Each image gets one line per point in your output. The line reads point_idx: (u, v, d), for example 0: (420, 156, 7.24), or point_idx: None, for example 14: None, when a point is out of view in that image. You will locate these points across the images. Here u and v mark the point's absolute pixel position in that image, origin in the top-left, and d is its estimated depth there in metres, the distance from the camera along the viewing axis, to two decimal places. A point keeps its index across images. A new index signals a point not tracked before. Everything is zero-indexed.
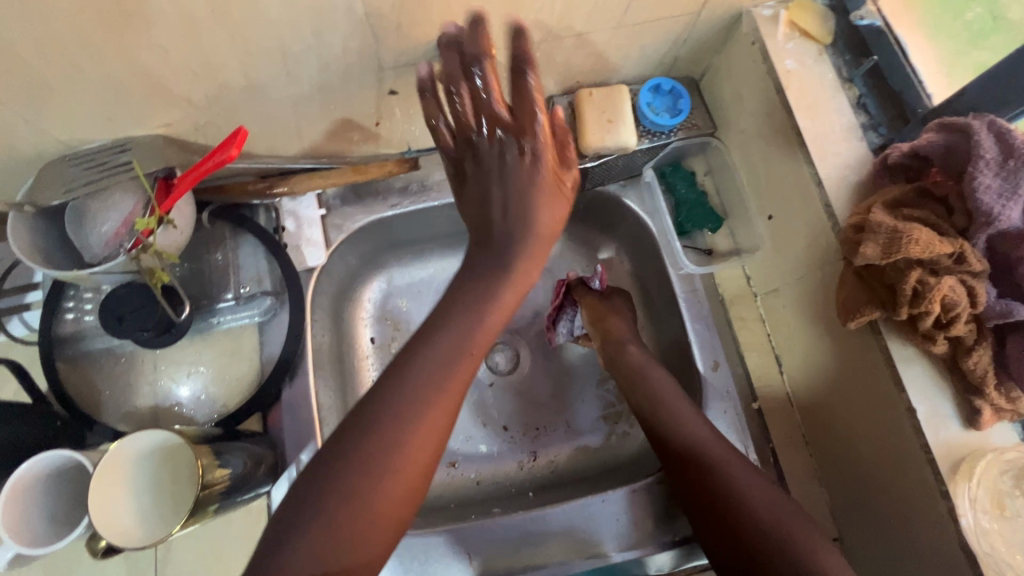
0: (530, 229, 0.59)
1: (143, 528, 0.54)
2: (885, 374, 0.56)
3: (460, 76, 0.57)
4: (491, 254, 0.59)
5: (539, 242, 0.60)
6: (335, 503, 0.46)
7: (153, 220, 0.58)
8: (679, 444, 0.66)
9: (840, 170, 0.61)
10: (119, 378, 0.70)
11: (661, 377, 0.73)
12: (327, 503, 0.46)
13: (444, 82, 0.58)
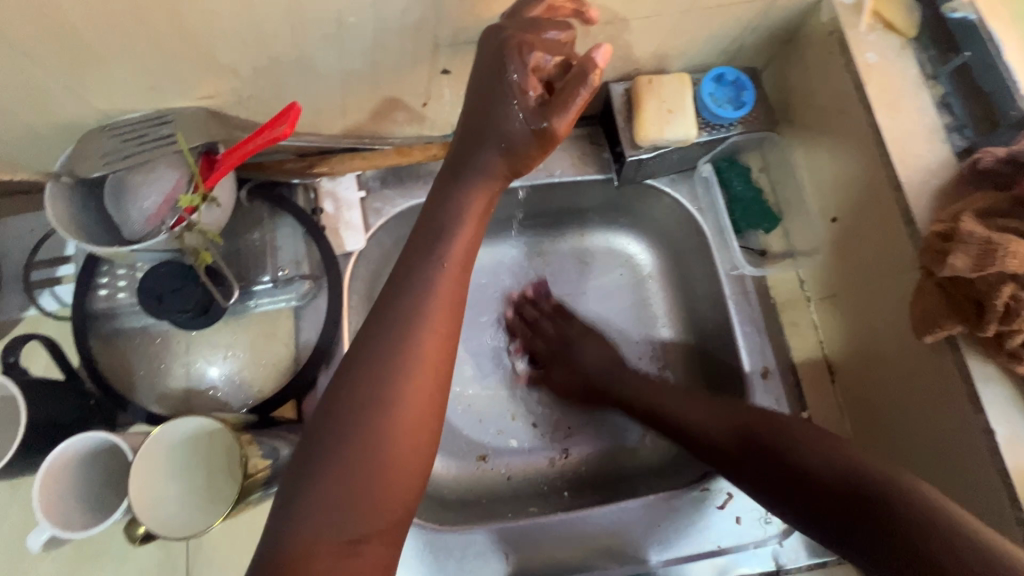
0: None
1: (182, 517, 0.52)
2: (962, 392, 0.53)
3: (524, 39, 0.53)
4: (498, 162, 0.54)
5: None
6: (340, 481, 0.43)
7: (197, 198, 0.56)
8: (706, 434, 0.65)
9: (922, 173, 0.57)
10: (151, 358, 0.68)
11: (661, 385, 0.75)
12: (331, 480, 0.43)
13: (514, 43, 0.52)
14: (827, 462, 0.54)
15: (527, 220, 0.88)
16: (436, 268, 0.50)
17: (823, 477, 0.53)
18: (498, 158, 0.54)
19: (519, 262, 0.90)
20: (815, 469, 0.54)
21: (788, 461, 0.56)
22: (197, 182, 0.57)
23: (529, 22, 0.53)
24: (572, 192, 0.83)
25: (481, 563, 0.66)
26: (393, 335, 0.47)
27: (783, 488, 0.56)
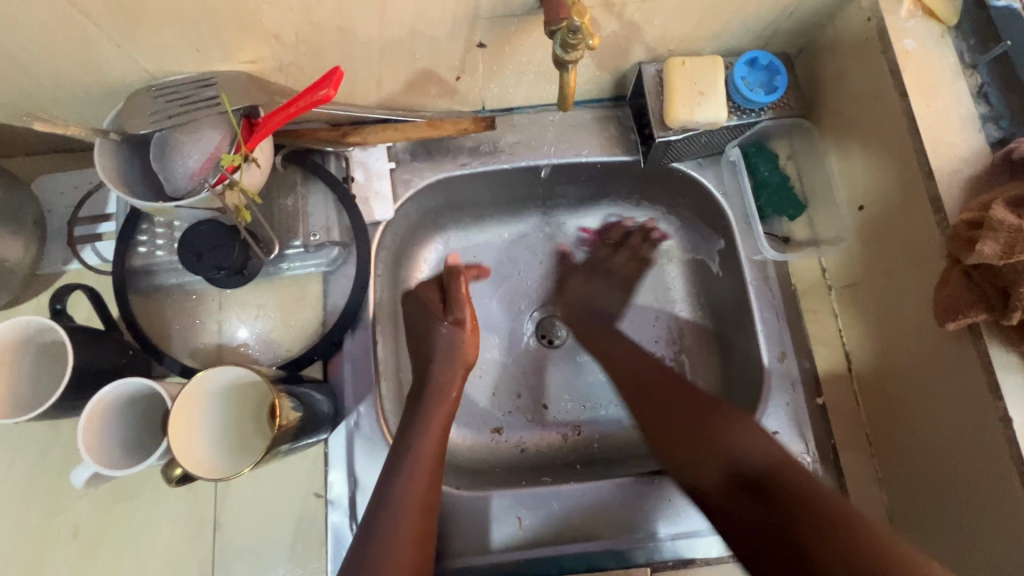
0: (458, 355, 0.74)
1: (224, 464, 0.56)
2: (981, 381, 0.54)
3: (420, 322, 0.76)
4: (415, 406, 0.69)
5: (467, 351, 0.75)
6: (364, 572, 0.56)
7: (238, 158, 0.57)
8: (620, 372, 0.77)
9: (954, 162, 0.57)
10: (187, 315, 0.71)
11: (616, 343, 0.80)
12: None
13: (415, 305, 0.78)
14: (761, 453, 0.61)
15: (550, 200, 0.89)
16: (407, 463, 0.62)
17: (746, 466, 0.61)
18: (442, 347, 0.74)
19: (535, 232, 0.92)
20: (748, 460, 0.61)
21: (728, 450, 0.63)
22: (240, 142, 0.58)
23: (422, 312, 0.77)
24: (597, 173, 0.84)
25: (496, 525, 0.69)
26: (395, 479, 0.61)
27: (698, 469, 0.64)
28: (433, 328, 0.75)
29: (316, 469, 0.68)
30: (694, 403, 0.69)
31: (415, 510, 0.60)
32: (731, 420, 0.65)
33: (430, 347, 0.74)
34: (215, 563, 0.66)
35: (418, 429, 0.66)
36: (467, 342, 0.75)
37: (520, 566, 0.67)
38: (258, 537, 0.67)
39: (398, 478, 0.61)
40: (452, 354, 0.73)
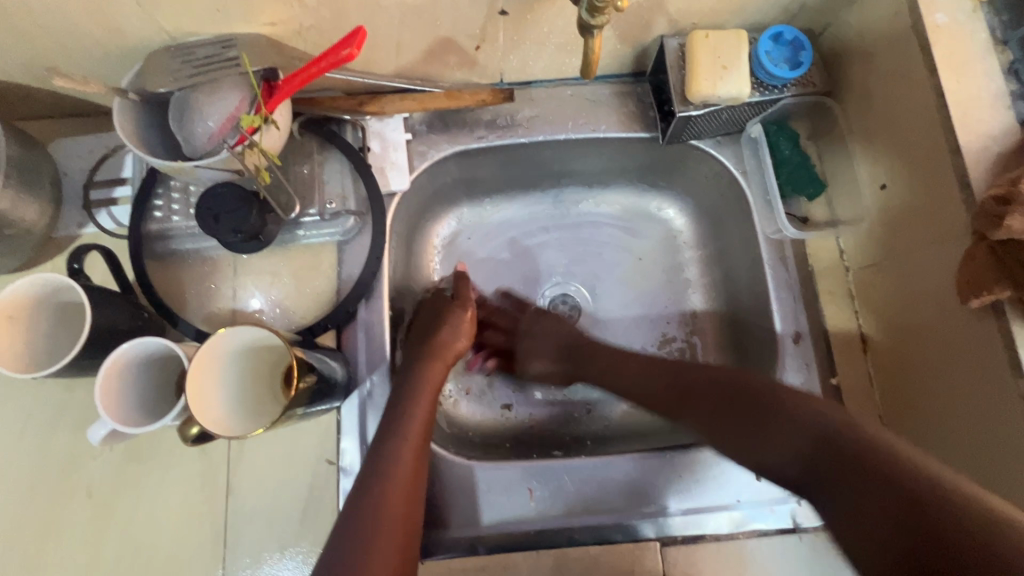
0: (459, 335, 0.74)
1: (239, 423, 0.55)
2: (1003, 359, 0.53)
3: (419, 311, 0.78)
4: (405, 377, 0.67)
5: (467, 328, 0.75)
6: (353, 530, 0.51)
7: (258, 118, 0.56)
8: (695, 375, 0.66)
9: (983, 139, 0.56)
10: (202, 281, 0.71)
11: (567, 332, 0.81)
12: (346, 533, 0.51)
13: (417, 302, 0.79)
14: (809, 429, 0.52)
15: (565, 178, 0.89)
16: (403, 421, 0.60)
17: (811, 451, 0.51)
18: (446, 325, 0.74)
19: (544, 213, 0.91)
20: (798, 443, 0.52)
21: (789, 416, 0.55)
22: (259, 103, 0.58)
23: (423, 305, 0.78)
24: (614, 150, 0.83)
25: (507, 496, 0.69)
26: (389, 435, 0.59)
27: (769, 451, 0.55)
28: (442, 307, 0.76)
29: (329, 437, 0.68)
30: (741, 387, 0.60)
31: (399, 502, 0.54)
32: (790, 401, 0.56)
33: (437, 323, 0.74)
34: (227, 527, 0.66)
35: (399, 408, 0.62)
36: (466, 327, 0.75)
37: (531, 537, 0.68)
38: (269, 503, 0.67)
39: (381, 470, 0.56)
40: (456, 333, 0.74)
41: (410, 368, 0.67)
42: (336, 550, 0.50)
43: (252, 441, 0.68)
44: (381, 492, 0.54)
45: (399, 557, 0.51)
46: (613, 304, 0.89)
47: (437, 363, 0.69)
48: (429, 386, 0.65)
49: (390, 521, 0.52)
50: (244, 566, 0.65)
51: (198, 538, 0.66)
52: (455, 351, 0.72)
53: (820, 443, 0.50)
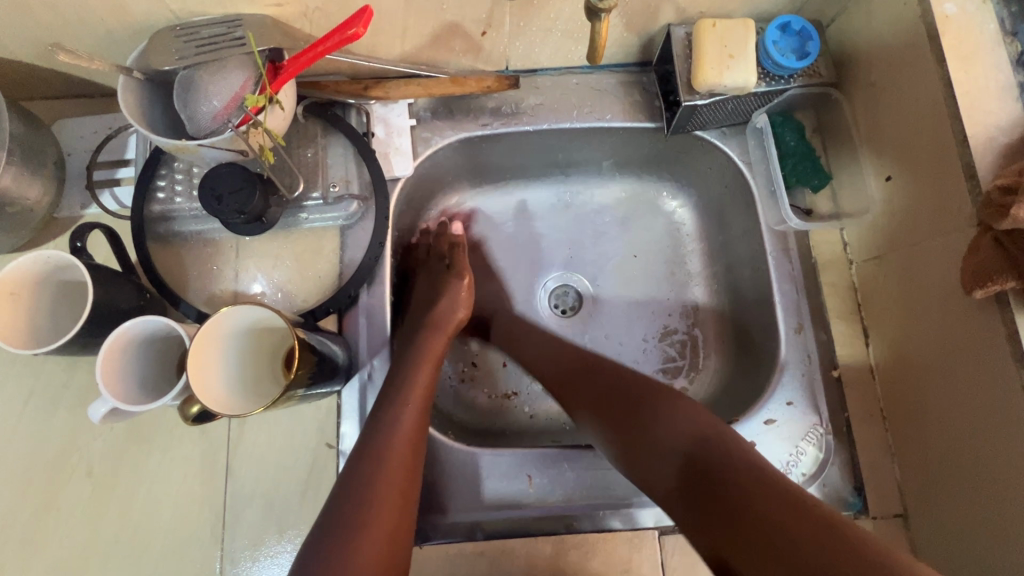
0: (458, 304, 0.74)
1: (236, 404, 0.55)
2: (1006, 350, 0.53)
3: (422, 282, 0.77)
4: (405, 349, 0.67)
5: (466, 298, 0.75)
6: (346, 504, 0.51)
7: (262, 98, 0.57)
8: (570, 362, 0.71)
9: (990, 130, 0.56)
10: (204, 262, 0.71)
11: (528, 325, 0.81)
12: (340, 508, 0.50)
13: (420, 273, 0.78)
14: (682, 433, 0.55)
15: (569, 168, 0.89)
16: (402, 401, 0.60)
17: (677, 446, 0.55)
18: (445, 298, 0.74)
19: (550, 199, 0.91)
20: (672, 440, 0.55)
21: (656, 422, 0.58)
22: (264, 84, 0.58)
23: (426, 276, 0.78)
24: (618, 139, 0.82)
25: (506, 483, 0.69)
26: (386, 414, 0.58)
27: (644, 455, 0.57)
28: (441, 276, 0.76)
29: (329, 421, 0.69)
30: (633, 385, 0.63)
31: (399, 466, 0.55)
32: (658, 399, 0.60)
33: (436, 294, 0.74)
34: (226, 509, 0.66)
35: (401, 376, 0.63)
36: (465, 296, 0.75)
37: (530, 523, 0.68)
38: (269, 486, 0.67)
39: (382, 433, 0.56)
40: (454, 303, 0.73)
41: (409, 341, 0.68)
42: (337, 506, 0.51)
43: (252, 424, 0.68)
44: (382, 456, 0.55)
45: (396, 520, 0.52)
46: (618, 289, 0.89)
47: (434, 336, 0.69)
48: (428, 357, 0.66)
49: (391, 482, 0.53)
50: (244, 548, 0.65)
51: (198, 520, 0.66)
52: (453, 321, 0.72)
53: (694, 438, 0.54)
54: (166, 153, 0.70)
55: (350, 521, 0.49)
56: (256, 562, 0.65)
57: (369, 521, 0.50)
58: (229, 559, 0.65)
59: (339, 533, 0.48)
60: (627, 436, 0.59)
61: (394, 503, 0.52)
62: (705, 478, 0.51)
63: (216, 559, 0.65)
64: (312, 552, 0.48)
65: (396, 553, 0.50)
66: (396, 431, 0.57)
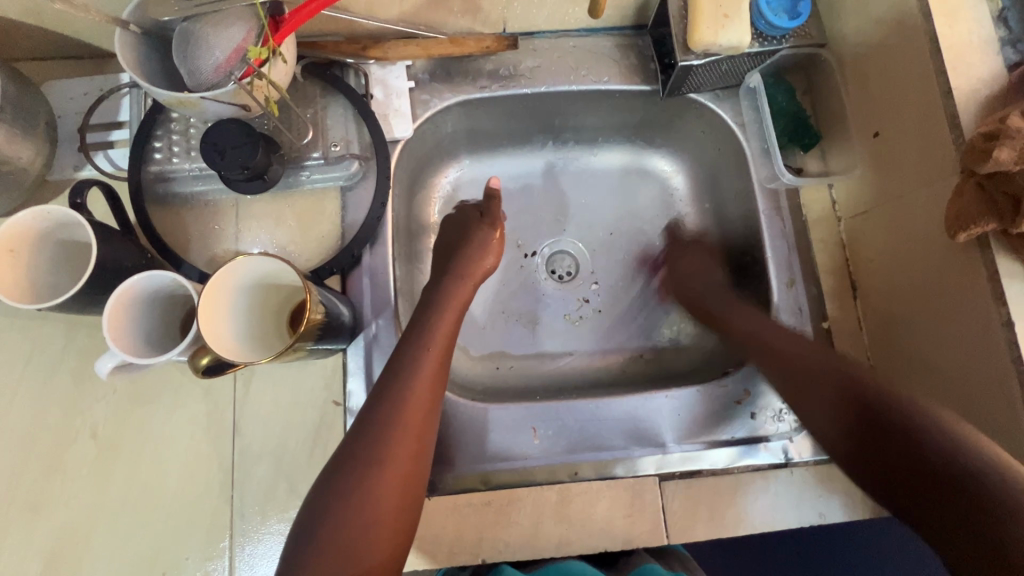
0: (486, 251, 0.75)
1: (245, 353, 0.55)
2: (986, 290, 0.56)
3: (452, 230, 0.79)
4: (431, 296, 0.69)
5: (498, 245, 0.77)
6: (359, 448, 0.54)
7: (265, 50, 0.56)
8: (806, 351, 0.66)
9: (972, 82, 0.58)
10: (205, 223, 0.71)
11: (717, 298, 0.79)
12: (355, 452, 0.53)
13: (451, 222, 0.80)
14: (872, 400, 0.59)
15: (567, 133, 0.90)
16: (422, 349, 0.61)
17: (861, 413, 0.59)
18: (486, 241, 0.76)
19: (565, 158, 0.93)
20: (868, 409, 0.59)
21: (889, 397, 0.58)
22: (267, 35, 0.57)
23: (457, 222, 0.79)
24: (614, 103, 0.84)
25: (512, 435, 0.70)
26: (405, 360, 0.59)
27: (844, 424, 0.60)
28: (472, 223, 0.78)
29: (336, 378, 0.69)
30: (842, 370, 0.63)
31: (415, 413, 0.56)
32: (866, 376, 0.61)
33: (466, 241, 0.76)
34: (234, 467, 0.67)
35: (430, 327, 0.64)
36: (495, 244, 0.76)
37: (535, 474, 0.70)
38: (276, 442, 0.68)
39: (401, 376, 0.58)
40: (484, 252, 0.75)
41: (437, 286, 0.70)
42: (351, 444, 0.54)
43: (258, 382, 0.69)
44: (394, 404, 0.56)
45: (410, 463, 0.55)
46: (616, 252, 0.91)
47: (463, 283, 0.71)
48: (455, 303, 0.68)
49: (406, 428, 0.55)
50: (252, 505, 0.66)
51: (206, 478, 0.66)
52: (484, 271, 0.74)
53: (849, 398, 0.61)
54: (163, 113, 0.69)
55: (363, 461, 0.53)
56: (266, 519, 0.66)
57: (382, 465, 0.53)
58: (238, 515, 0.66)
59: (353, 469, 0.52)
60: (848, 450, 0.60)
61: (407, 446, 0.55)
62: (889, 462, 0.56)
63: (225, 516, 0.66)
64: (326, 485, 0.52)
65: (409, 487, 0.54)
66: (419, 376, 0.58)
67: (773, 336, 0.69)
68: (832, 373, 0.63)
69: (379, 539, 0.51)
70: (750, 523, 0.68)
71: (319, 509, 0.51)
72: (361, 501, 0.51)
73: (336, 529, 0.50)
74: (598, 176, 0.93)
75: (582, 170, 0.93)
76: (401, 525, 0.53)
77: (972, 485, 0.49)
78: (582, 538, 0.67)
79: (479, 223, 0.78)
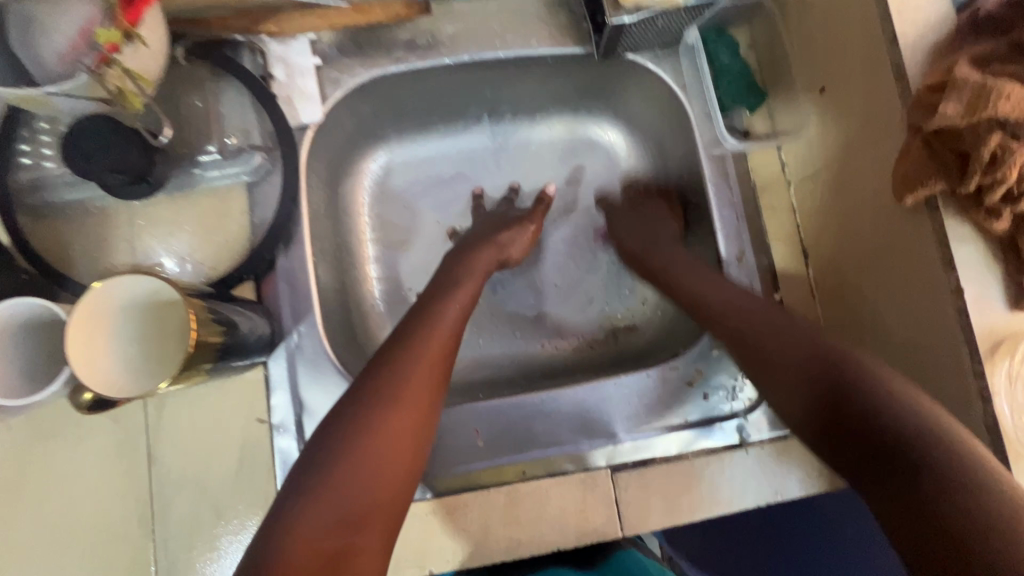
0: (514, 248, 0.71)
1: (132, 382, 0.49)
2: (934, 256, 0.53)
3: (491, 216, 0.76)
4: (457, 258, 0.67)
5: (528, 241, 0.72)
6: (385, 364, 0.51)
7: (119, 32, 0.48)
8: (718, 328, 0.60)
9: (919, 28, 0.53)
10: (90, 234, 0.62)
11: (677, 252, 0.70)
12: (381, 367, 0.51)
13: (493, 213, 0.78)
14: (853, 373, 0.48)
15: (501, 105, 0.83)
16: (452, 291, 0.61)
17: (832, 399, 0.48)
18: (519, 231, 0.72)
19: (505, 132, 0.86)
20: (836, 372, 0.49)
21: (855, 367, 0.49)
22: (117, 15, 0.49)
23: (499, 213, 0.76)
24: (547, 69, 0.77)
25: (456, 440, 0.66)
26: (429, 301, 0.60)
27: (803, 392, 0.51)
28: (512, 219, 0.74)
29: (257, 393, 0.64)
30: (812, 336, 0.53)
31: (440, 336, 0.55)
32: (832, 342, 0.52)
33: (502, 226, 0.72)
34: (152, 498, 0.61)
35: (438, 301, 0.59)
36: (528, 240, 0.72)
37: (483, 478, 0.66)
38: (199, 468, 0.62)
39: (410, 345, 0.53)
40: (517, 240, 0.71)
41: (462, 254, 0.68)
42: (348, 409, 0.48)
43: (171, 408, 0.63)
44: (421, 331, 0.55)
45: (433, 388, 0.52)
46: (562, 230, 0.85)
47: (489, 252, 0.68)
48: (479, 271, 0.66)
49: (432, 348, 0.54)
50: (176, 538, 0.61)
51: (122, 514, 0.61)
52: (501, 258, 0.69)
53: (802, 366, 0.51)
54: (24, 112, 0.59)
55: (372, 414, 0.48)
56: (193, 551, 0.61)
57: (408, 382, 0.50)
58: (161, 550, 0.61)
59: (349, 434, 0.46)
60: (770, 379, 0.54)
61: (410, 413, 0.49)
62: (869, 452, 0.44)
63: (148, 553, 0.61)
64: (317, 452, 0.46)
65: (427, 415, 0.51)
66: (425, 348, 0.54)
67: (735, 296, 0.60)
68: (781, 329, 0.55)
69: (398, 458, 0.47)
70: (705, 507, 0.66)
71: (337, 419, 0.48)
72: (360, 464, 0.45)
73: (353, 436, 0.46)
74: (539, 147, 0.86)
75: (522, 144, 0.86)
76: (414, 454, 0.49)
77: (911, 422, 0.43)
78: (533, 539, 0.64)
79: (516, 215, 0.75)
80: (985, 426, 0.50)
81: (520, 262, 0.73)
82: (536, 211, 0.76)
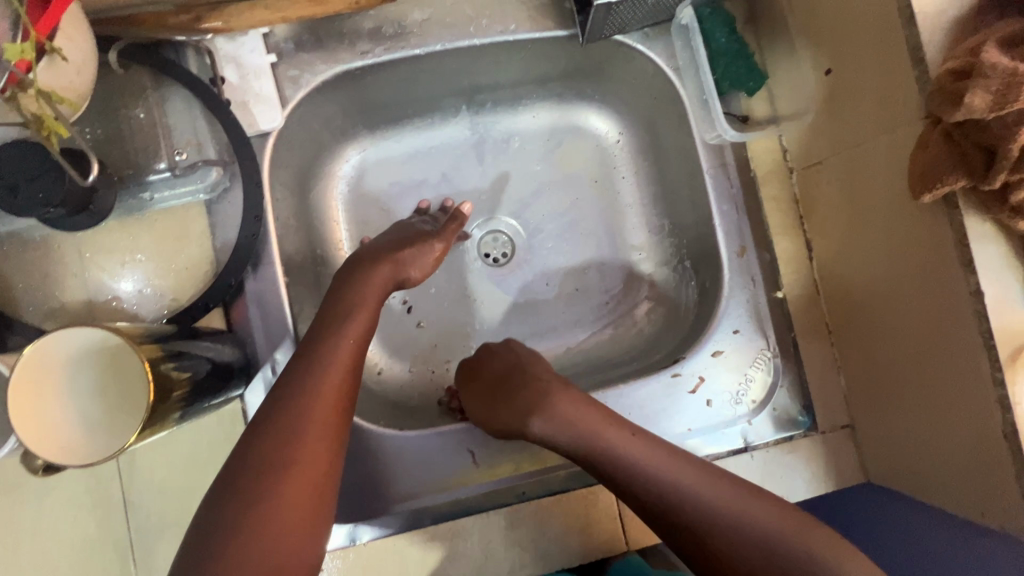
0: (405, 268, 0.63)
1: (83, 450, 0.43)
2: (953, 256, 0.49)
3: (397, 227, 0.70)
4: (352, 270, 0.61)
5: (422, 262, 0.65)
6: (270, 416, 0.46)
7: (29, 47, 0.40)
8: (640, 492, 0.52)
9: (939, 2, 0.48)
10: (33, 268, 0.57)
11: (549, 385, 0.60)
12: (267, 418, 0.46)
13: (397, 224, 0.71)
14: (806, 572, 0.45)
15: (480, 95, 0.76)
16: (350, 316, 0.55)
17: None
18: (417, 249, 0.65)
19: (487, 125, 0.79)
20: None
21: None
22: (25, 26, 0.41)
23: (404, 225, 0.70)
24: (528, 54, 0.70)
25: (446, 462, 0.64)
26: (321, 329, 0.53)
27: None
28: (420, 233, 0.67)
29: (234, 429, 0.60)
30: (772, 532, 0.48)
31: (341, 362, 0.51)
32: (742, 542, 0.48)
33: (403, 241, 0.65)
34: (132, 545, 0.58)
35: (326, 338, 0.52)
36: (430, 261, 0.66)
37: (479, 500, 0.63)
38: (180, 511, 0.59)
39: (300, 384, 0.48)
40: (418, 258, 0.65)
41: (355, 269, 0.61)
42: (235, 477, 0.43)
43: (143, 449, 0.59)
44: (320, 362, 0.50)
45: (328, 433, 0.47)
46: (551, 229, 0.80)
47: (383, 266, 0.61)
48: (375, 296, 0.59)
49: (326, 381, 0.49)
50: None
51: (101, 564, 0.58)
52: (399, 277, 0.63)
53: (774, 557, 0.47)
54: None
55: (266, 477, 0.43)
56: None
57: (299, 431, 0.45)
58: None
59: (239, 509, 0.42)
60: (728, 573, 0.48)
61: (304, 474, 0.44)
62: None
63: None
64: (203, 537, 0.41)
65: (324, 460, 0.46)
66: (317, 394, 0.48)
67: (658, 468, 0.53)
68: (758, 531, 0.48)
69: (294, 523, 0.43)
70: None
71: (223, 489, 0.43)
72: (253, 543, 0.41)
73: (239, 509, 0.42)
74: (523, 139, 0.80)
75: (507, 138, 0.80)
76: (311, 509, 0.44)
77: None
78: (536, 559, 0.62)
79: (422, 230, 0.69)
80: (1004, 434, 0.48)
81: (419, 282, 0.66)
82: (445, 228, 0.70)
